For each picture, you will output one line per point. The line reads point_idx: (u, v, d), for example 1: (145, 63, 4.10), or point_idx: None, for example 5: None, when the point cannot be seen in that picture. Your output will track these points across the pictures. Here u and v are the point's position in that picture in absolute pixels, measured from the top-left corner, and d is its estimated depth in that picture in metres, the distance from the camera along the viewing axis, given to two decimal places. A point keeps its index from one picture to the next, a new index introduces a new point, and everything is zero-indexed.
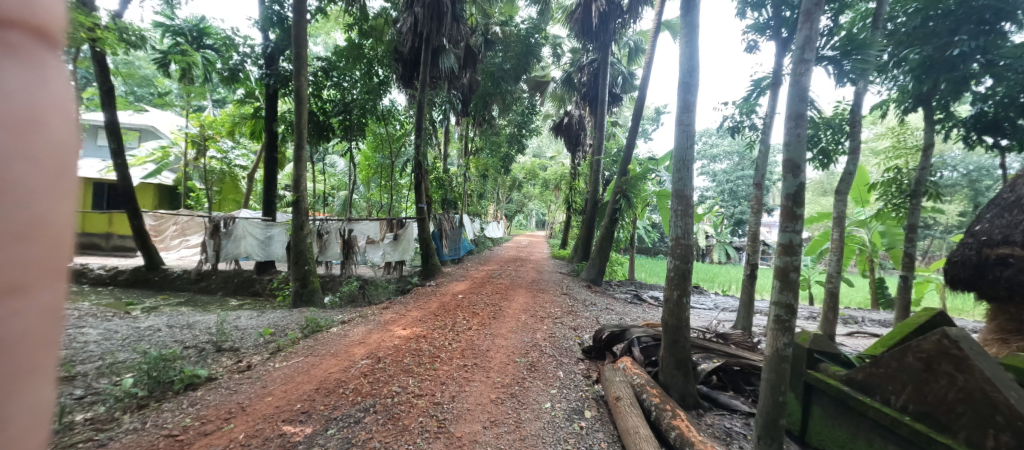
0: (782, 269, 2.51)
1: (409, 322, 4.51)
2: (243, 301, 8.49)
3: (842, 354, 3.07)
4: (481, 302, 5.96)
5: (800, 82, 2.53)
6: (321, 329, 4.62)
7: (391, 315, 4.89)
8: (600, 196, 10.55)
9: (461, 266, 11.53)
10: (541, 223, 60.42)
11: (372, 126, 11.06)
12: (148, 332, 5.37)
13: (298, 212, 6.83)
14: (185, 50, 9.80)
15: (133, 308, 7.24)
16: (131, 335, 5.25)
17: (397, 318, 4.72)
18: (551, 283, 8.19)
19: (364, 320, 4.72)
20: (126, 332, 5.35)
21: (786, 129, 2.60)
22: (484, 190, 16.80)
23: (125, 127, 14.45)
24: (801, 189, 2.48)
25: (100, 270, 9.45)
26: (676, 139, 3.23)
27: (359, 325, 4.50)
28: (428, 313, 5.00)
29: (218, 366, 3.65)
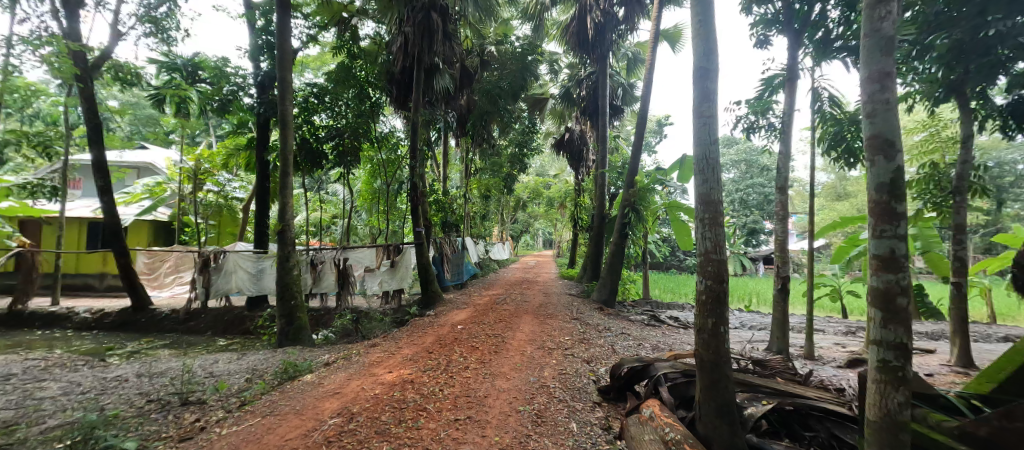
0: (884, 292, 1.95)
1: (397, 363, 3.93)
2: (231, 341, 8.04)
3: (942, 395, 2.40)
4: (481, 333, 5.37)
5: (878, 38, 2.00)
6: (298, 375, 4.09)
7: (378, 354, 4.33)
8: (608, 212, 10.00)
9: (464, 292, 10.96)
10: (548, 243, 59.95)
11: (366, 150, 10.73)
12: (114, 383, 4.86)
13: (284, 242, 6.38)
14: (180, 86, 10.05)
15: (111, 355, 6.78)
16: (94, 387, 4.74)
17: (385, 358, 4.16)
18: (560, 307, 7.60)
19: (345, 363, 4.15)
20: (91, 385, 4.84)
21: (867, 101, 2.05)
22: (487, 211, 16.35)
23: (122, 165, 14.37)
24: (900, 175, 1.91)
25: (85, 313, 9.01)
26: (697, 135, 2.69)
27: (339, 370, 3.93)
28: (420, 350, 4.44)
29: (163, 431, 3.10)
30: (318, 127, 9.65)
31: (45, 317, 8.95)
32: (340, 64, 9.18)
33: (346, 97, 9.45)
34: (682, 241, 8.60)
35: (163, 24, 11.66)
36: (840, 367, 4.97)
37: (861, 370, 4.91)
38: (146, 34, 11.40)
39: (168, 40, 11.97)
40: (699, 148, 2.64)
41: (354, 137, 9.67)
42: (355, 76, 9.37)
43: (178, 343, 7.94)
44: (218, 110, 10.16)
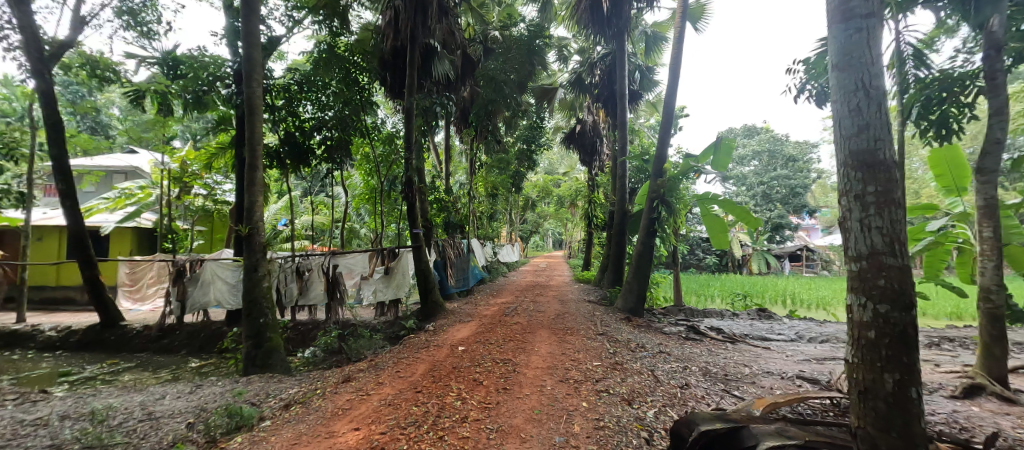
0: None
1: (369, 417, 3.16)
2: (204, 362, 7.60)
3: None
4: (487, 358, 4.52)
5: None
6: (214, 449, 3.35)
7: (348, 397, 3.75)
8: (629, 208, 8.87)
9: (470, 299, 9.93)
10: (559, 243, 58.86)
11: (355, 141, 9.85)
12: (25, 438, 4.02)
13: (252, 248, 6.12)
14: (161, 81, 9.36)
15: (58, 385, 6.41)
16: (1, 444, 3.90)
17: (355, 405, 3.53)
18: (579, 318, 6.56)
19: (301, 414, 3.55)
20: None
21: None
22: (495, 210, 15.31)
23: (111, 170, 14.08)
24: None
25: (51, 332, 8.61)
26: (848, 62, 1.87)
27: (289, 427, 3.24)
28: (406, 389, 3.78)
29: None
30: (304, 119, 8.80)
31: (9, 335, 8.58)
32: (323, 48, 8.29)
33: (332, 84, 8.69)
34: (715, 239, 7.42)
35: (142, 16, 10.85)
36: (952, 399, 3.81)
37: (982, 402, 3.73)
38: (123, 28, 10.62)
39: (148, 34, 11.17)
40: (840, 77, 1.90)
41: (342, 128, 8.99)
42: (342, 58, 8.52)
43: (144, 366, 7.50)
44: (194, 104, 9.28)
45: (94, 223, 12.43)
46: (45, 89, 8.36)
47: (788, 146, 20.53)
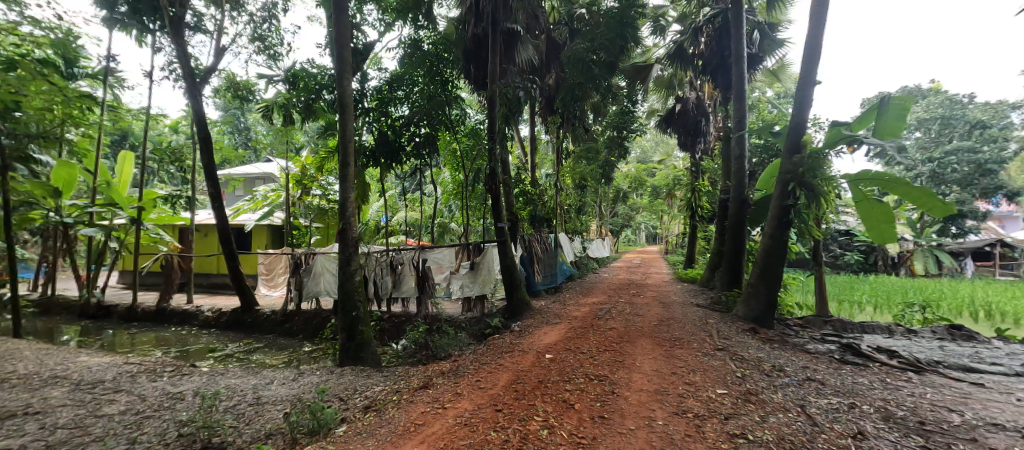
0: None
1: (450, 437, 3.43)
2: (316, 347, 8.24)
3: None
4: (579, 373, 4.63)
5: None
6: None
7: (421, 411, 4.14)
8: (750, 194, 7.50)
9: (559, 297, 9.41)
10: (654, 238, 55.27)
11: (443, 137, 9.97)
12: (167, 417, 4.53)
13: (345, 243, 6.27)
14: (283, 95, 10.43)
15: (205, 359, 7.38)
16: (148, 422, 4.42)
17: (428, 421, 3.88)
18: (690, 330, 5.64)
19: (373, 425, 3.97)
20: (145, 418, 4.54)
21: None
22: (585, 202, 14.49)
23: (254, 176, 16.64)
24: None
25: (207, 313, 10.18)
26: None
27: (358, 442, 3.64)
28: (485, 405, 4.08)
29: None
30: (396, 119, 9.02)
31: (180, 314, 10.36)
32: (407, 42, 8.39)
33: (419, 82, 8.82)
34: (872, 232, 5.90)
35: (269, 41, 12.17)
36: None
37: None
38: (254, 51, 12.02)
39: (274, 55, 12.49)
40: None
41: (430, 123, 9.01)
42: (427, 52, 8.63)
43: (270, 347, 8.35)
44: (305, 111, 10.09)
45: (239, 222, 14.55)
46: (194, 107, 9.77)
47: (970, 111, 16.41)
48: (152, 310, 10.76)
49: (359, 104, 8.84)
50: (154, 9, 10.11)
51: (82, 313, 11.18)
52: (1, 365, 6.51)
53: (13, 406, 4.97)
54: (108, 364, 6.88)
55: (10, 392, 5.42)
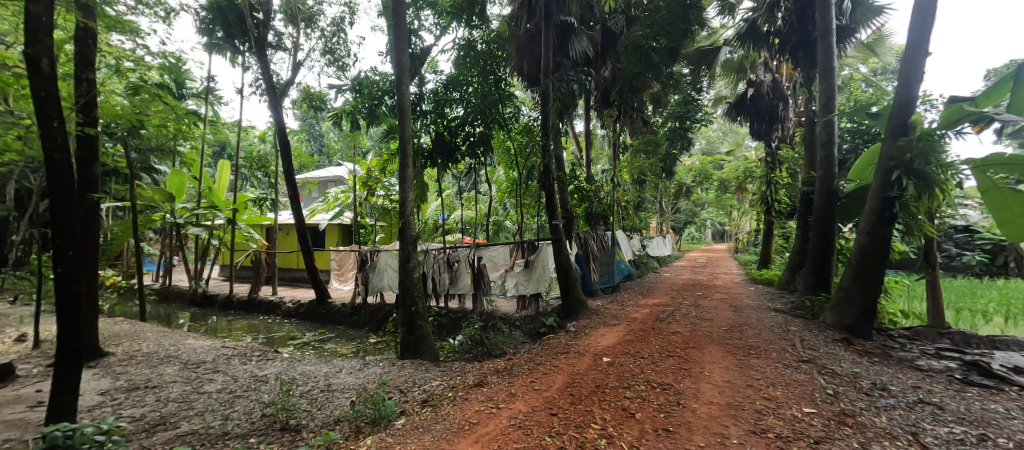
0: None
1: (506, 441, 3.34)
2: (381, 338, 8.63)
3: None
4: (640, 379, 4.36)
5: None
6: None
7: (476, 409, 4.10)
8: (840, 186, 6.69)
9: (617, 297, 9.06)
10: (720, 235, 51.88)
11: (497, 136, 9.98)
12: (254, 398, 4.95)
13: (404, 241, 6.42)
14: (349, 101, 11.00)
15: (286, 346, 7.99)
16: (237, 403, 4.85)
17: (483, 420, 3.83)
18: (769, 338, 5.15)
19: (429, 420, 4.00)
20: (233, 398, 4.99)
21: None
22: (646, 198, 13.84)
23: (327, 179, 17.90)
24: None
25: (288, 304, 11.11)
26: None
27: (415, 436, 3.67)
28: (541, 408, 3.97)
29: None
30: (451, 119, 9.10)
31: (267, 304, 11.40)
32: (462, 44, 8.44)
33: (474, 82, 8.83)
34: (1010, 228, 4.96)
35: (339, 54, 12.92)
36: None
37: None
38: (325, 64, 12.84)
39: (342, 66, 13.23)
40: None
41: (485, 122, 9.02)
42: (480, 52, 8.65)
43: (341, 337, 8.88)
44: (369, 117, 10.57)
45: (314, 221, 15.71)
46: (274, 116, 10.64)
47: None
48: (243, 301, 11.92)
49: (417, 108, 9.06)
50: (243, 31, 11.16)
51: (191, 301, 12.72)
52: (128, 344, 7.51)
53: (137, 380, 5.70)
54: (209, 346, 7.69)
55: (135, 368, 6.24)
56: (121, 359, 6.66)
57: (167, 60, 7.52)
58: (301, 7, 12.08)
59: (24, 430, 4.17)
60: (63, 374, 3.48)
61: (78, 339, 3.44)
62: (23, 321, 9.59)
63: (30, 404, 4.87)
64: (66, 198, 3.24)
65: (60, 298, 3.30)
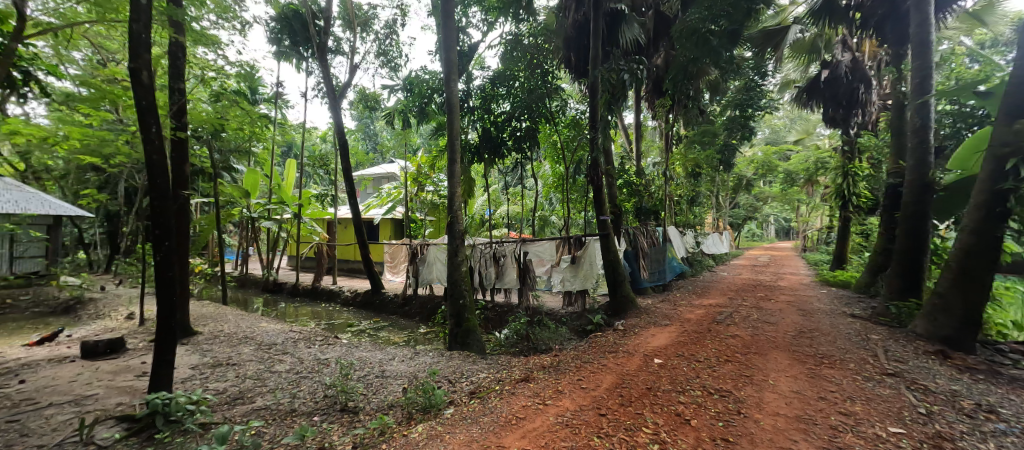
0: None
1: (555, 438, 3.30)
2: (431, 329, 8.86)
3: None
4: (695, 384, 4.15)
5: None
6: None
7: (523, 404, 4.08)
8: (937, 179, 5.92)
9: (671, 296, 8.68)
10: (783, 233, 48.31)
11: (543, 130, 9.86)
12: (317, 379, 5.25)
13: (453, 235, 6.51)
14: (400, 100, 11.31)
15: (345, 333, 8.43)
16: (302, 382, 5.17)
17: (530, 416, 3.81)
18: (847, 348, 4.70)
19: (477, 412, 4.02)
20: (299, 378, 5.33)
21: None
22: (702, 192, 13.13)
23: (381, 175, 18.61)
24: None
25: (347, 293, 11.72)
26: None
27: (463, 427, 3.70)
28: (589, 407, 3.88)
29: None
30: (498, 115, 9.10)
31: (327, 292, 12.10)
32: (509, 38, 8.40)
33: (521, 77, 8.77)
34: None
35: (391, 55, 13.32)
36: None
37: None
38: (378, 66, 13.31)
39: (395, 67, 13.64)
40: None
41: (532, 116, 8.93)
42: (528, 46, 8.55)
43: (393, 326, 9.22)
44: (419, 114, 10.83)
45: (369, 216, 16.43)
46: (334, 116, 11.20)
47: None
48: (308, 289, 12.74)
49: (465, 104, 9.16)
50: (306, 38, 11.89)
51: (264, 288, 13.82)
52: (212, 325, 8.26)
53: (220, 357, 6.24)
54: (278, 329, 8.27)
55: (218, 346, 6.84)
56: (206, 337, 7.32)
57: (241, 66, 8.11)
58: (357, 11, 12.57)
59: (131, 396, 4.69)
60: (161, 349, 4.16)
61: (173, 317, 4.13)
62: (129, 300, 10.83)
63: (136, 373, 5.46)
64: (162, 195, 3.93)
65: (161, 282, 3.97)
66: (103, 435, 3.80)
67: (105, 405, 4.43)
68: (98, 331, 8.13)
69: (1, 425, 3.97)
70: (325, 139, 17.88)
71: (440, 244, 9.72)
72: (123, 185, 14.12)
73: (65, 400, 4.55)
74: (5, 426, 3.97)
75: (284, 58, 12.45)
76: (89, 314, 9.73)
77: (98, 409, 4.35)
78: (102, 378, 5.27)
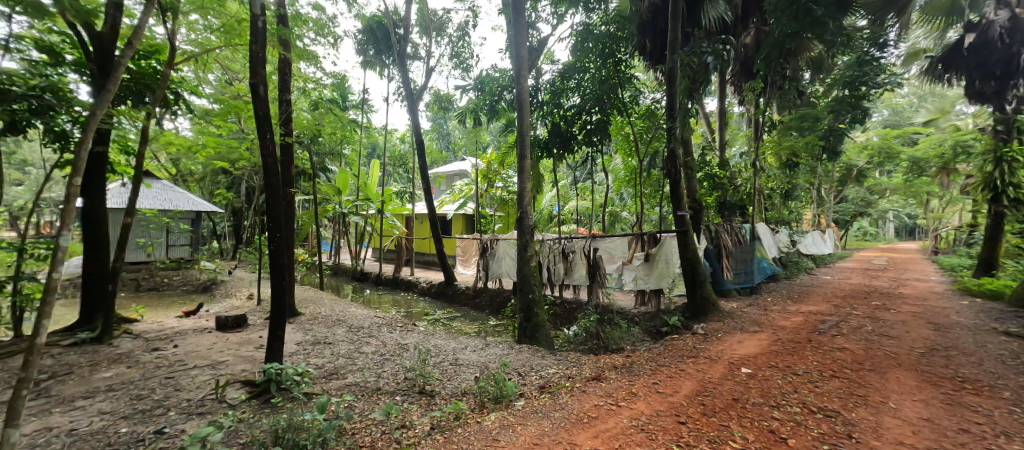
0: None
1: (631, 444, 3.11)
2: (501, 321, 8.96)
3: None
4: (792, 399, 3.67)
5: None
6: (496, 441, 3.34)
7: (595, 403, 3.91)
8: None
9: (762, 299, 7.86)
10: (902, 232, 41.65)
11: (615, 121, 9.46)
12: (399, 362, 5.53)
13: (522, 230, 6.48)
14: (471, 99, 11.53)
15: (422, 321, 8.85)
16: (385, 363, 5.48)
17: (603, 416, 3.65)
18: (1002, 374, 3.85)
19: (548, 406, 3.93)
20: (384, 359, 5.66)
21: None
22: (801, 185, 11.71)
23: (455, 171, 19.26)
24: None
25: (423, 284, 12.30)
26: None
27: (535, 420, 3.66)
28: (666, 413, 3.61)
29: (368, 439, 3.48)
30: (568, 109, 8.90)
31: (407, 282, 12.81)
32: (580, 29, 8.15)
33: (592, 68, 8.47)
34: None
35: (464, 55, 13.62)
36: None
37: None
38: (451, 67, 13.68)
39: (467, 67, 13.95)
40: None
41: (603, 109, 8.60)
42: (601, 35, 8.22)
43: (465, 317, 9.47)
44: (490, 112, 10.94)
45: (444, 211, 17.09)
46: (412, 117, 11.75)
47: None
48: (389, 279, 13.61)
49: (535, 99, 9.08)
50: (387, 46, 12.61)
51: (353, 276, 15.04)
52: (312, 307, 9.15)
53: (318, 336, 6.86)
54: (366, 314, 8.92)
55: (317, 326, 7.53)
56: (308, 318, 8.11)
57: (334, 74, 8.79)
58: (433, 16, 13.03)
59: (252, 364, 5.30)
60: (274, 326, 4.63)
61: (284, 300, 4.59)
62: (249, 283, 12.46)
63: (256, 345, 6.17)
64: (273, 192, 4.42)
65: (274, 268, 4.44)
66: (233, 395, 4.34)
67: (234, 370, 5.05)
68: (227, 308, 9.43)
69: (162, 380, 4.72)
70: (404, 139, 18.89)
71: (510, 239, 9.75)
72: (244, 185, 16.27)
73: (205, 363, 5.28)
74: (165, 381, 4.71)
75: (368, 67, 13.37)
76: (220, 293, 11.35)
77: (229, 373, 4.97)
78: (231, 346, 6.04)
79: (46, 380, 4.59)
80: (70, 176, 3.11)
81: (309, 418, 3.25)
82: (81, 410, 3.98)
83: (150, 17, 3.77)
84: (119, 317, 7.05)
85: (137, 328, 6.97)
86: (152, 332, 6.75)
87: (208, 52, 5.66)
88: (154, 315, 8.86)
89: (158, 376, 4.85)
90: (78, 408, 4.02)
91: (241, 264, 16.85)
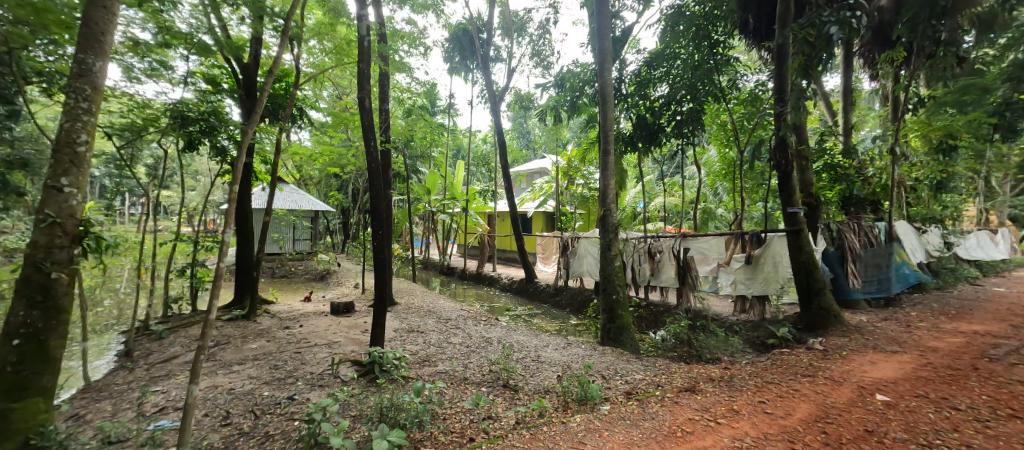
0: None
1: None
2: (582, 321, 8.68)
3: None
4: (952, 438, 2.91)
5: None
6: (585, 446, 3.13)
7: (690, 417, 3.51)
8: None
9: (903, 311, 6.55)
10: None
11: (710, 109, 8.60)
12: (488, 354, 5.57)
13: (605, 228, 6.16)
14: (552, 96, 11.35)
15: (504, 316, 8.93)
16: (474, 355, 5.55)
17: (699, 432, 3.26)
18: None
19: (636, 415, 3.62)
20: (473, 351, 5.75)
21: None
22: (960, 173, 9.56)
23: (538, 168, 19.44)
24: None
25: (506, 280, 12.45)
26: None
27: (623, 427, 3.39)
28: (777, 437, 3.10)
29: (458, 425, 3.50)
30: (655, 99, 8.32)
31: (491, 277, 13.09)
32: (670, 11, 7.51)
33: (683, 54, 7.78)
34: None
35: (545, 53, 13.44)
36: None
37: None
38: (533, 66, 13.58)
39: (548, 65, 13.77)
40: None
41: (696, 97, 7.87)
42: (694, 16, 7.49)
43: (547, 314, 9.35)
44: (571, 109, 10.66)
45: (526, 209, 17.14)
46: (495, 119, 11.93)
47: None
48: (473, 274, 14.03)
49: (618, 92, 8.64)
50: (471, 51, 12.97)
51: (441, 271, 15.78)
52: (408, 298, 9.73)
53: (413, 325, 7.22)
54: (453, 306, 9.23)
55: (412, 316, 7.96)
56: (403, 308, 8.62)
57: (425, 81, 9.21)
58: (515, 17, 13.05)
59: (360, 346, 5.72)
60: (377, 313, 4.91)
61: (384, 292, 4.82)
62: (356, 274, 13.76)
63: (362, 329, 6.67)
64: (375, 193, 4.66)
65: (377, 264, 4.70)
66: (344, 372, 4.69)
67: (346, 350, 5.48)
68: (338, 295, 10.46)
69: (292, 354, 5.29)
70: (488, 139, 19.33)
71: (591, 237, 9.37)
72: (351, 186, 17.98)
73: (323, 343, 5.81)
74: (294, 355, 5.26)
75: (455, 73, 13.89)
76: (333, 281, 12.69)
77: (342, 352, 5.41)
78: (342, 329, 6.61)
79: (212, 347, 5.44)
80: (230, 184, 3.31)
81: (408, 399, 3.34)
82: (236, 373, 4.63)
83: (285, 51, 3.81)
84: (260, 298, 8.16)
85: (273, 308, 8.00)
86: (283, 312, 7.68)
87: (323, 72, 6.19)
88: (284, 298, 10.17)
89: (289, 350, 5.44)
90: (234, 372, 4.68)
91: (347, 257, 18.62)
